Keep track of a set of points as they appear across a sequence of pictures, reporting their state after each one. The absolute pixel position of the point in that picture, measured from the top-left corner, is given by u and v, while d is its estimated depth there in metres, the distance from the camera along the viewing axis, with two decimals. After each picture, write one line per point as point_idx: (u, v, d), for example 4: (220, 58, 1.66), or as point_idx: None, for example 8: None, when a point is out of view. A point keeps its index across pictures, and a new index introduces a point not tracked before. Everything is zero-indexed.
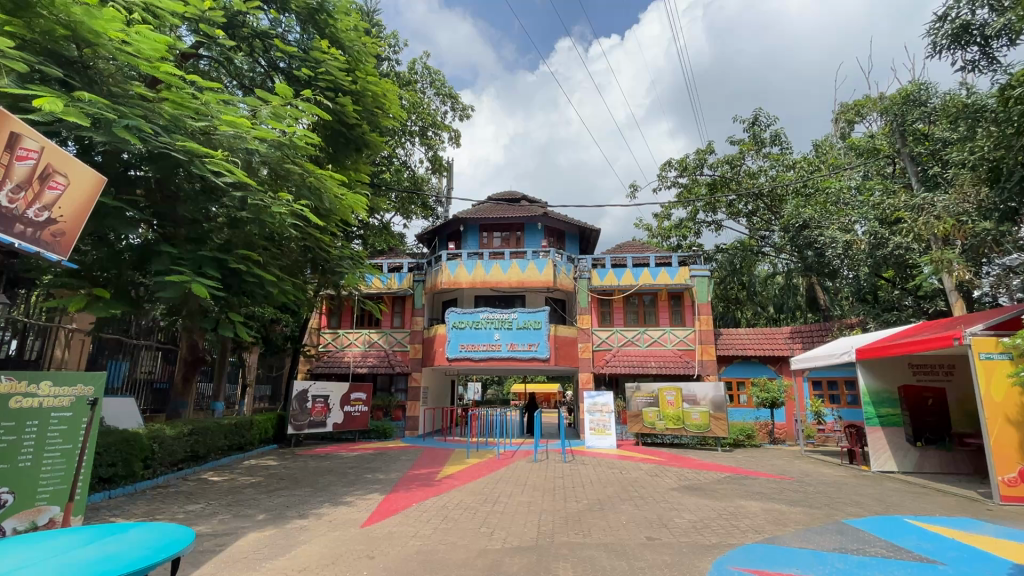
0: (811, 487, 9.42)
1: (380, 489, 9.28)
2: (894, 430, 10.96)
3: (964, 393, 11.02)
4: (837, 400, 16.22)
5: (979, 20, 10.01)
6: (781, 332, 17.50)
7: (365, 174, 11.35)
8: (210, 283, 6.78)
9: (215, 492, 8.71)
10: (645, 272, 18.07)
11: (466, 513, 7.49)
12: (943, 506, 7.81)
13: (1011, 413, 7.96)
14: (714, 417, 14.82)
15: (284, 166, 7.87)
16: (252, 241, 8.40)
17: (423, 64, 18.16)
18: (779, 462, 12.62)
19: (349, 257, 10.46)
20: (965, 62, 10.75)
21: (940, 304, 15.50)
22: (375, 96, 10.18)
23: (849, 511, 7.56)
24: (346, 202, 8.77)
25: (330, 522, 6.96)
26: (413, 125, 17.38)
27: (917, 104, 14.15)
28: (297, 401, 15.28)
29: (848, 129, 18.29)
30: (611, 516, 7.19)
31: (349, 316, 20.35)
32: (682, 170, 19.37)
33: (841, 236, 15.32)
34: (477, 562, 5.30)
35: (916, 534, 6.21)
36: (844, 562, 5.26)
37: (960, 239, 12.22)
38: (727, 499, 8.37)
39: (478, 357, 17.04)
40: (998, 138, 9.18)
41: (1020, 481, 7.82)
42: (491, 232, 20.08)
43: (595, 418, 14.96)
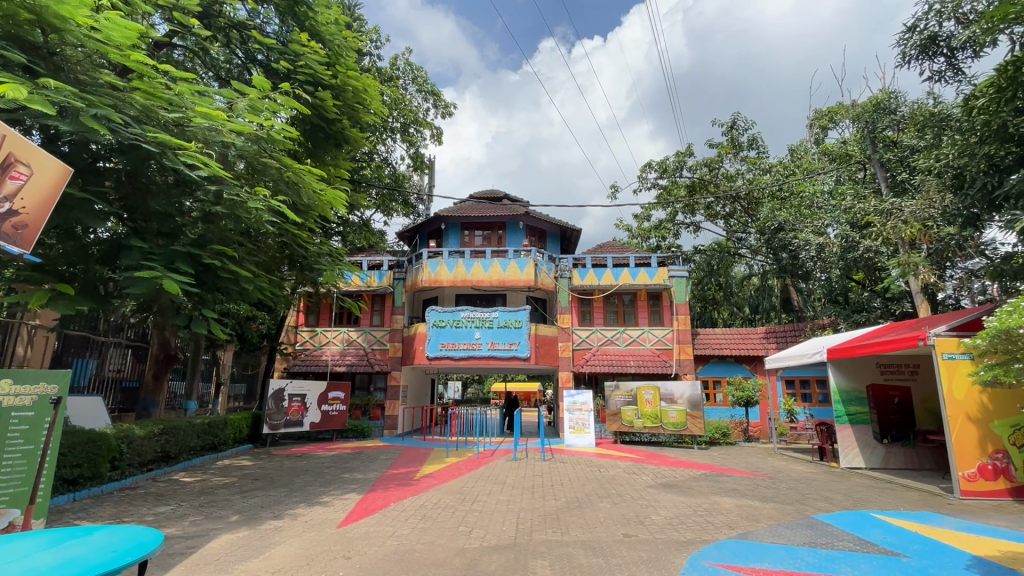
0: (782, 483, 9.66)
1: (358, 488, 9.16)
2: (862, 427, 11.30)
3: (929, 392, 11.41)
4: (809, 399, 16.65)
5: (945, 31, 10.39)
6: (756, 332, 17.93)
7: (345, 171, 11.20)
8: (182, 279, 6.61)
9: (187, 493, 8.50)
10: (625, 272, 18.29)
11: (444, 512, 7.46)
12: (907, 501, 8.10)
13: (970, 411, 8.29)
14: (691, 416, 15.08)
15: (261, 160, 7.73)
16: (227, 236, 8.21)
17: (405, 60, 18.02)
18: (753, 460, 12.90)
19: (328, 254, 10.26)
20: (933, 72, 11.10)
21: (906, 305, 15.97)
22: (357, 91, 10.00)
23: (818, 506, 7.78)
24: (325, 198, 8.59)
25: (305, 522, 6.85)
26: (395, 121, 17.20)
27: (887, 111, 14.66)
28: (273, 400, 14.99)
29: (822, 134, 18.78)
30: (589, 514, 7.25)
31: (327, 313, 20.05)
32: (662, 171, 19.64)
33: (814, 239, 15.76)
34: (455, 561, 5.28)
35: (881, 529, 6.42)
36: (814, 556, 5.39)
37: (926, 243, 12.69)
38: (701, 496, 8.54)
39: (459, 356, 16.99)
40: (962, 146, 9.54)
41: (979, 476, 8.15)
42: (473, 231, 20.05)
43: (575, 416, 15.07)
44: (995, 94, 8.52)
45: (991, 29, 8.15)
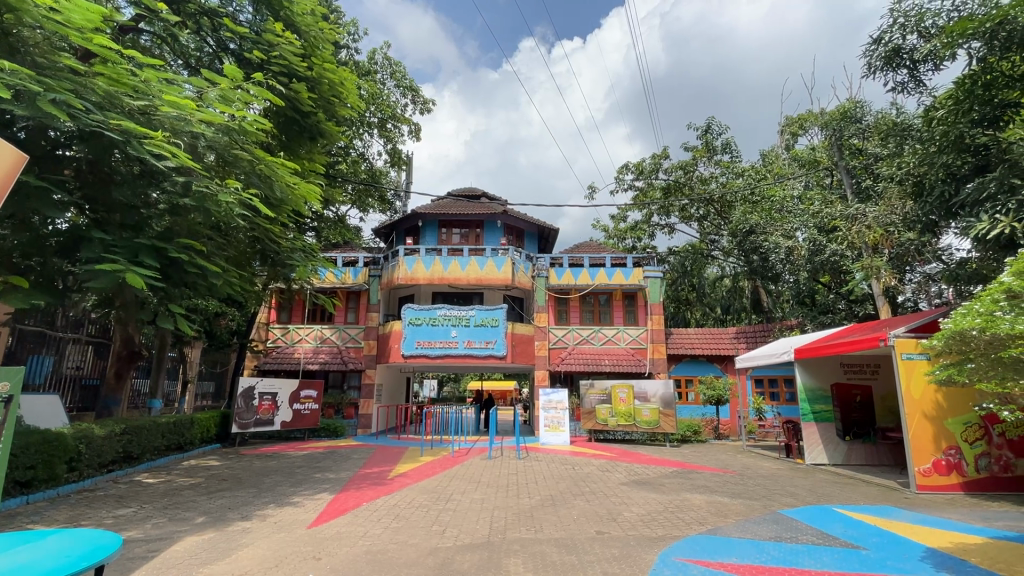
0: (750, 479, 9.93)
1: (330, 488, 9.03)
2: (826, 425, 11.70)
3: (888, 391, 11.88)
4: (777, 398, 17.11)
5: (908, 44, 10.81)
6: (727, 332, 18.38)
7: (320, 165, 10.99)
8: (146, 272, 6.36)
9: (150, 494, 8.23)
10: (601, 272, 18.47)
11: (418, 511, 7.41)
12: (867, 495, 8.41)
13: (926, 409, 8.69)
14: (664, 414, 15.33)
15: (232, 152, 7.50)
16: (195, 229, 7.93)
17: (384, 54, 17.80)
18: (723, 457, 13.21)
19: (301, 249, 10.06)
20: (896, 83, 11.52)
21: (869, 308, 16.55)
22: (333, 84, 9.82)
23: (784, 501, 8.02)
24: (299, 191, 8.40)
25: (274, 523, 6.69)
26: (372, 116, 16.95)
27: (853, 120, 15.23)
28: (243, 399, 14.61)
29: (792, 140, 19.32)
30: (563, 511, 7.30)
31: (300, 310, 19.66)
32: (639, 173, 19.91)
33: (784, 242, 16.19)
34: (428, 561, 5.24)
35: (842, 522, 6.66)
36: (779, 550, 5.56)
37: (888, 248, 13.29)
38: (672, 493, 8.70)
39: (435, 354, 16.88)
40: (922, 155, 9.96)
41: (933, 471, 8.53)
42: (450, 229, 19.96)
43: (550, 415, 15.15)
44: (953, 106, 9.00)
45: (950, 43, 8.52)
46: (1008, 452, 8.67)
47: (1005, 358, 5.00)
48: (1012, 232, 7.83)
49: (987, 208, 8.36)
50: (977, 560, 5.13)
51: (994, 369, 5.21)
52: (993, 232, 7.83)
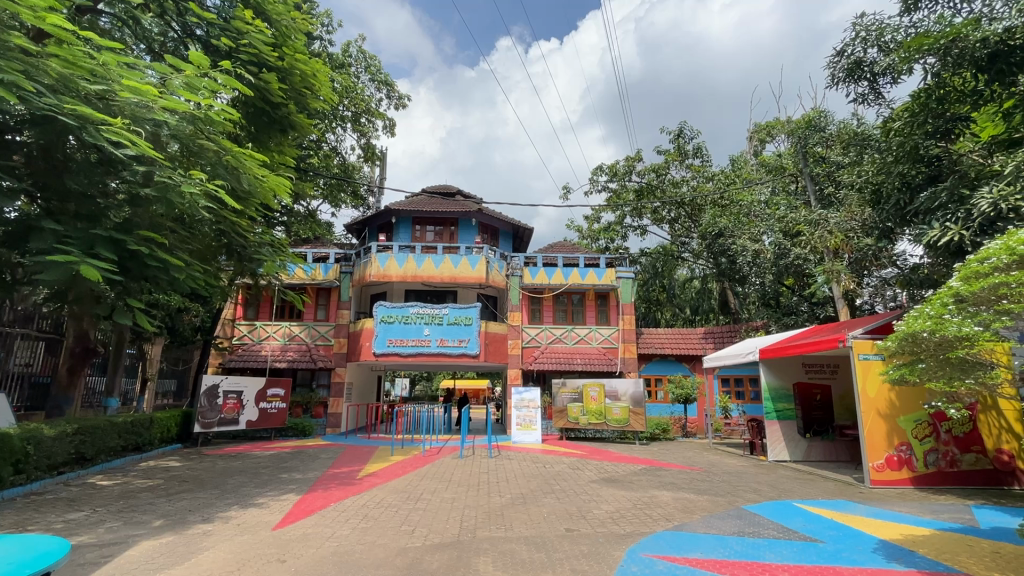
0: (716, 476, 10.19)
1: (296, 489, 8.84)
2: (788, 423, 12.11)
3: (846, 389, 12.37)
4: (742, 397, 17.60)
5: (869, 58, 11.24)
6: (695, 333, 18.85)
7: (290, 158, 10.74)
8: (102, 265, 6.06)
9: (104, 497, 7.86)
10: (574, 272, 18.62)
11: (387, 511, 7.31)
12: (825, 490, 8.74)
13: (880, 407, 9.08)
14: (633, 412, 15.56)
15: (197, 141, 7.23)
16: (157, 221, 7.63)
17: (358, 48, 17.51)
18: (690, 454, 13.50)
19: (269, 244, 9.79)
20: (857, 95, 11.96)
21: (830, 310, 17.14)
22: (305, 75, 9.57)
23: (747, 497, 8.26)
24: (267, 184, 8.13)
25: (237, 525, 6.50)
26: (345, 110, 16.65)
27: (817, 129, 15.81)
28: (206, 398, 14.14)
29: (760, 147, 19.89)
30: (533, 510, 7.33)
31: (268, 307, 19.13)
32: (613, 175, 20.18)
33: (751, 245, 16.56)
34: (396, 561, 5.18)
35: (801, 517, 6.90)
36: (742, 545, 5.72)
37: (848, 253, 14.08)
38: (641, 490, 8.84)
39: (407, 352, 16.71)
40: (880, 164, 10.38)
41: (886, 467, 8.92)
42: (424, 226, 19.78)
43: (522, 413, 15.20)
44: (909, 118, 9.45)
45: (908, 58, 8.90)
46: (954, 448, 9.11)
47: (954, 358, 5.29)
48: (961, 240, 8.22)
49: (938, 215, 8.76)
50: (924, 550, 5.40)
51: (942, 369, 5.51)
52: (943, 239, 8.24)
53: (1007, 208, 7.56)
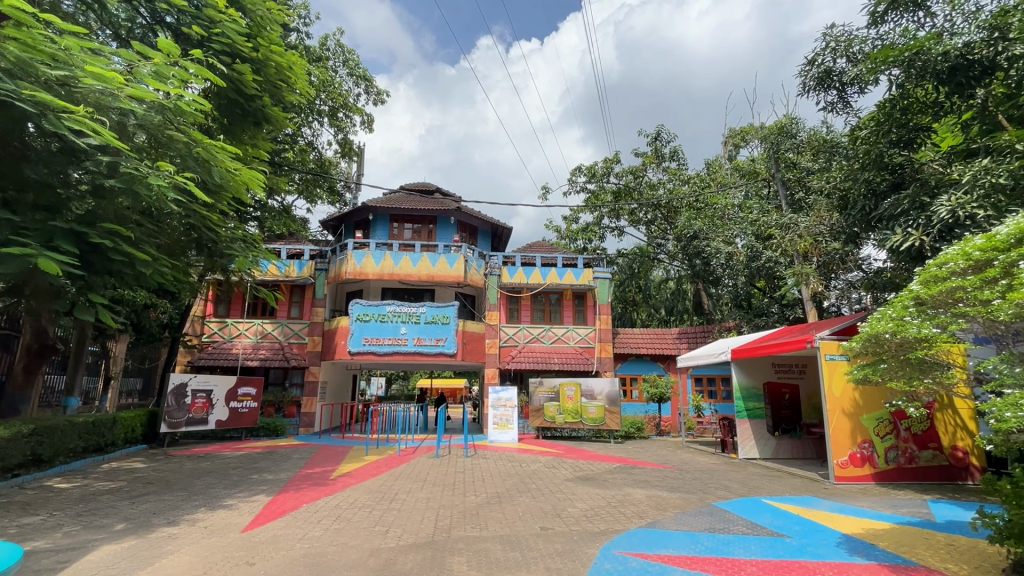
0: (688, 474, 10.39)
1: (267, 490, 8.65)
2: (758, 422, 12.42)
3: (813, 389, 12.75)
4: (715, 396, 17.97)
5: (838, 68, 11.60)
6: (670, 333, 19.16)
7: (264, 152, 10.48)
8: (62, 257, 5.81)
9: (62, 501, 7.55)
10: (552, 271, 18.71)
11: (360, 512, 7.21)
12: (792, 487, 9.00)
13: (845, 406, 9.39)
14: (609, 411, 15.71)
15: (166, 132, 6.99)
16: (123, 215, 7.35)
17: (336, 41, 17.20)
18: (664, 453, 13.71)
19: (241, 239, 9.54)
20: (826, 103, 12.32)
21: (799, 312, 17.63)
22: (280, 68, 9.36)
23: (718, 494, 8.44)
24: (240, 178, 7.87)
25: (205, 528, 6.33)
26: (322, 104, 16.36)
27: (789, 136, 16.28)
28: (174, 396, 13.72)
29: (734, 151, 20.32)
30: (508, 509, 7.34)
31: (239, 304, 18.66)
32: (591, 176, 20.37)
33: (725, 247, 16.97)
34: (369, 562, 5.13)
35: (769, 513, 7.09)
36: (712, 541, 5.85)
37: (816, 256, 14.47)
38: (615, 488, 8.95)
39: (383, 351, 16.52)
40: (848, 171, 10.71)
41: (850, 463, 9.24)
42: (402, 224, 19.59)
43: (499, 412, 15.21)
44: (875, 127, 9.81)
45: (874, 69, 9.22)
46: (913, 445, 9.48)
47: (914, 359, 5.49)
48: (921, 246, 8.53)
49: (901, 221, 9.07)
50: (884, 544, 5.62)
51: (903, 369, 5.71)
52: (905, 244, 8.57)
53: (964, 215, 7.89)
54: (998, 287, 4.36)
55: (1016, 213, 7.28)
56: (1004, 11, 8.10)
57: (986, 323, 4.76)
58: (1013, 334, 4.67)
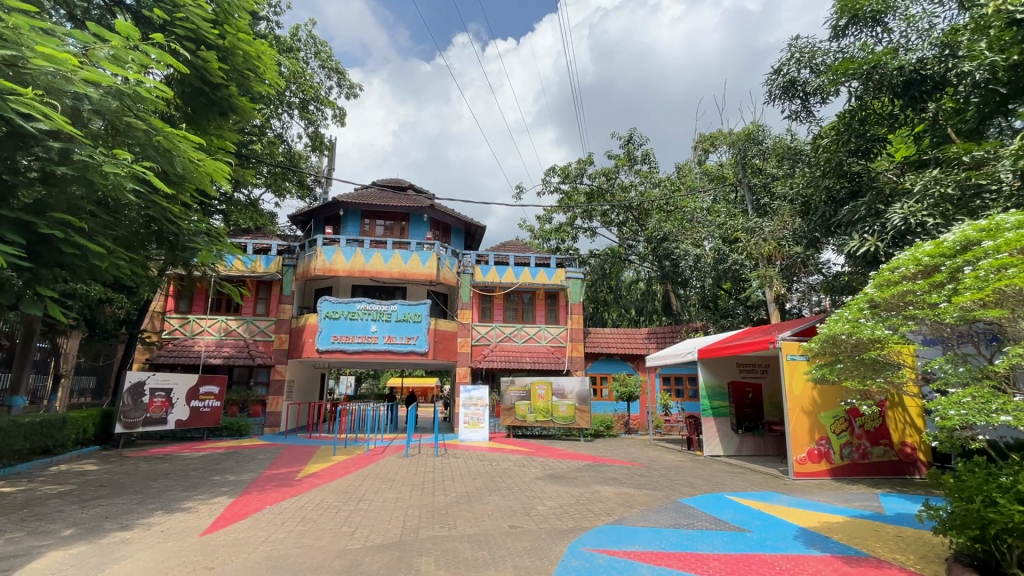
0: (655, 471, 10.60)
1: (229, 491, 8.40)
2: (723, 420, 12.77)
3: (775, 388, 13.17)
4: (682, 395, 18.39)
5: (802, 78, 11.99)
6: (639, 333, 19.48)
7: (230, 143, 10.14)
8: (7, 250, 5.47)
9: (4, 506, 7.12)
10: (525, 271, 18.77)
11: (326, 512, 7.06)
12: (754, 483, 9.28)
13: (804, 405, 9.74)
14: (579, 410, 15.87)
15: (124, 119, 6.66)
16: (76, 205, 6.99)
17: (308, 32, 16.78)
18: (632, 451, 13.95)
19: (205, 233, 9.20)
20: (791, 112, 12.73)
21: (762, 313, 18.18)
22: (248, 56, 9.06)
23: (683, 491, 8.64)
24: (204, 168, 7.57)
25: (161, 532, 6.09)
26: (293, 96, 15.96)
27: (755, 142, 16.76)
28: (130, 395, 13.14)
29: (704, 156, 20.79)
30: (477, 508, 7.33)
31: (202, 300, 18.04)
32: (565, 177, 20.53)
33: (693, 250, 17.43)
34: (335, 564, 5.04)
35: (731, 508, 7.30)
36: (677, 536, 5.97)
37: (780, 259, 14.96)
38: (583, 486, 9.05)
39: (353, 349, 16.25)
40: (810, 179, 11.12)
41: (808, 460, 9.59)
42: (374, 220, 19.31)
43: (470, 411, 15.16)
44: (835, 137, 10.22)
45: (835, 81, 9.60)
46: (866, 441, 9.92)
47: (868, 359, 5.72)
48: (876, 251, 8.93)
49: (858, 227, 9.48)
50: (838, 537, 5.86)
51: (857, 369, 5.94)
52: (861, 249, 8.95)
53: (915, 222, 8.27)
54: (945, 291, 4.60)
55: (962, 222, 7.69)
56: (955, 29, 8.54)
57: (933, 325, 5.02)
58: (957, 335, 4.94)
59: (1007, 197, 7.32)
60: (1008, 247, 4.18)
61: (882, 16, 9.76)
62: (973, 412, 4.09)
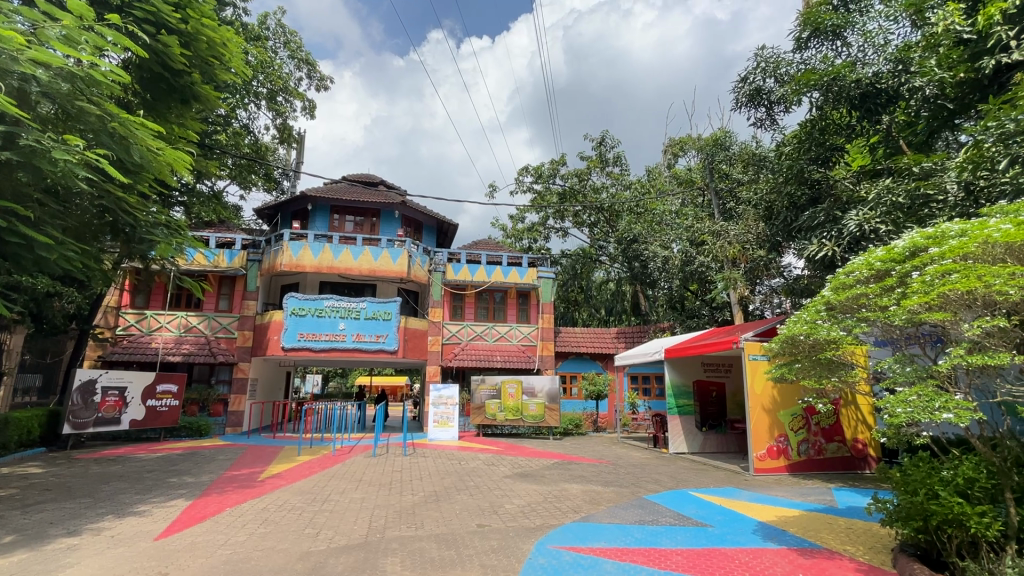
0: (622, 469, 10.77)
1: (187, 493, 8.11)
2: (688, 418, 13.11)
3: (737, 387, 13.58)
4: (649, 393, 18.79)
5: (767, 87, 12.38)
6: (609, 333, 19.78)
7: (193, 132, 9.76)
8: None
9: None
10: (497, 269, 18.75)
11: (290, 514, 6.91)
12: (716, 479, 9.56)
13: (764, 403, 10.08)
14: (549, 408, 15.99)
15: (76, 103, 6.32)
16: (22, 193, 6.59)
17: (277, 21, 16.29)
18: (600, 448, 14.15)
19: (164, 225, 8.79)
20: (756, 119, 13.12)
21: (727, 314, 18.71)
22: (212, 43, 8.68)
23: (648, 487, 8.83)
24: (163, 158, 7.24)
25: (111, 537, 5.82)
26: (260, 86, 15.48)
27: (723, 148, 17.20)
28: (80, 395, 12.50)
29: (673, 160, 21.21)
30: (446, 507, 7.29)
31: (161, 295, 17.34)
32: (538, 176, 20.62)
33: (662, 252, 17.78)
34: (297, 566, 4.93)
35: (694, 504, 7.48)
36: (642, 532, 6.10)
37: (744, 262, 15.43)
38: (552, 483, 9.13)
39: (320, 347, 15.91)
40: (773, 185, 11.53)
41: (767, 456, 9.93)
42: (343, 216, 18.95)
43: (440, 410, 15.06)
44: (797, 145, 10.59)
45: (798, 91, 9.94)
46: (821, 438, 10.35)
47: (824, 359, 5.95)
48: (834, 256, 9.33)
49: (817, 233, 9.87)
50: (793, 530, 6.09)
51: (814, 368, 6.16)
52: (820, 254, 9.34)
53: (868, 229, 8.69)
54: (895, 295, 4.83)
55: (911, 229, 8.13)
56: (908, 46, 8.98)
57: (884, 328, 5.26)
58: (905, 338, 5.19)
59: (952, 207, 7.77)
60: (953, 254, 4.42)
61: (842, 31, 10.15)
62: (919, 409, 4.31)
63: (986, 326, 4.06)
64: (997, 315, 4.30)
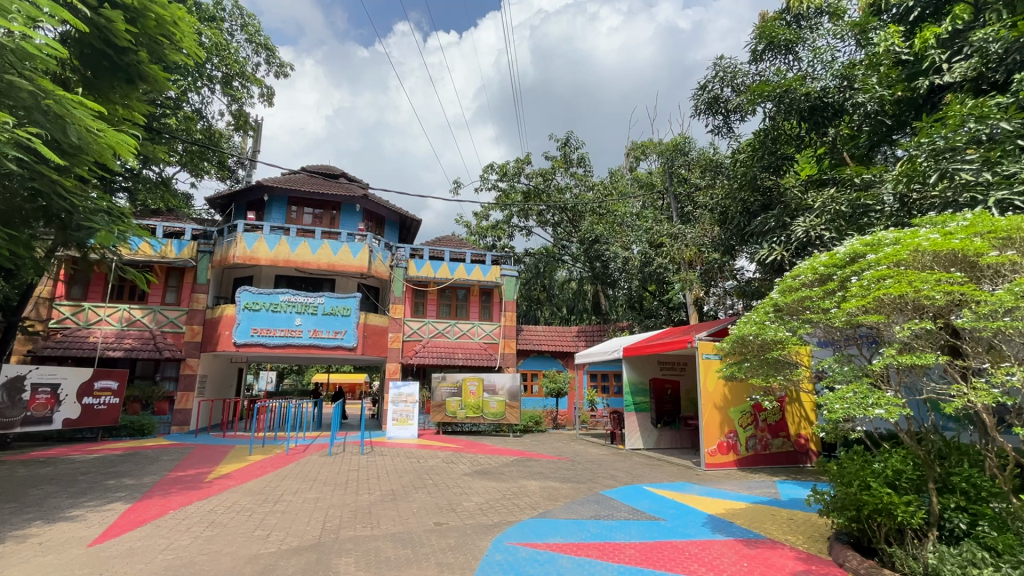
0: (579, 465, 10.94)
1: (126, 496, 7.66)
2: (644, 415, 13.46)
3: (692, 385, 14.05)
4: (608, 391, 19.25)
5: (725, 95, 12.84)
6: (570, 331, 20.04)
7: (138, 114, 9.22)
8: None
9: None
10: (460, 267, 18.62)
11: (239, 516, 6.66)
12: (669, 474, 9.86)
13: (716, 400, 10.48)
14: (509, 406, 16.07)
15: (5, 77, 5.85)
16: None
17: (234, 2, 15.60)
18: (559, 445, 14.31)
19: (104, 211, 8.23)
20: (713, 127, 13.58)
21: (682, 315, 19.27)
22: (161, 21, 8.17)
23: (604, 483, 9.00)
24: (104, 141, 6.80)
25: (38, 544, 5.43)
26: (214, 69, 14.77)
27: (682, 153, 17.68)
28: (6, 393, 11.57)
29: (635, 163, 21.66)
30: (402, 506, 7.20)
31: (101, 286, 16.29)
32: (503, 174, 20.61)
33: (622, 253, 18.17)
34: (245, 569, 4.76)
35: (648, 499, 7.69)
36: (597, 527, 6.22)
37: (700, 264, 15.98)
38: (511, 481, 9.17)
39: (274, 343, 15.37)
40: (728, 190, 11.96)
41: (718, 451, 10.33)
42: (301, 208, 18.36)
43: (398, 408, 14.84)
44: (751, 153, 11.01)
45: (752, 101, 10.24)
46: (767, 434, 10.85)
47: (771, 358, 6.23)
48: (782, 260, 9.80)
49: (768, 238, 10.26)
50: (740, 521, 6.36)
51: (761, 367, 6.44)
52: (771, 258, 9.82)
53: (814, 235, 9.13)
54: (836, 299, 5.13)
55: (852, 236, 8.63)
56: (852, 64, 9.29)
57: (826, 330, 5.56)
58: (845, 339, 5.51)
59: (889, 217, 8.30)
60: (888, 260, 4.71)
61: (794, 46, 10.61)
62: (854, 405, 4.58)
63: (915, 328, 4.36)
64: (924, 318, 4.61)
